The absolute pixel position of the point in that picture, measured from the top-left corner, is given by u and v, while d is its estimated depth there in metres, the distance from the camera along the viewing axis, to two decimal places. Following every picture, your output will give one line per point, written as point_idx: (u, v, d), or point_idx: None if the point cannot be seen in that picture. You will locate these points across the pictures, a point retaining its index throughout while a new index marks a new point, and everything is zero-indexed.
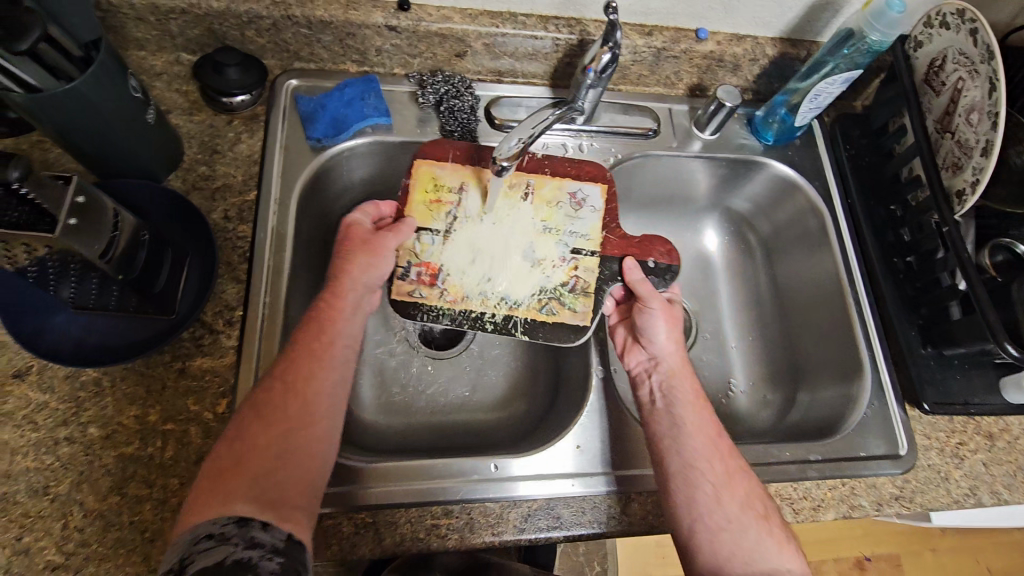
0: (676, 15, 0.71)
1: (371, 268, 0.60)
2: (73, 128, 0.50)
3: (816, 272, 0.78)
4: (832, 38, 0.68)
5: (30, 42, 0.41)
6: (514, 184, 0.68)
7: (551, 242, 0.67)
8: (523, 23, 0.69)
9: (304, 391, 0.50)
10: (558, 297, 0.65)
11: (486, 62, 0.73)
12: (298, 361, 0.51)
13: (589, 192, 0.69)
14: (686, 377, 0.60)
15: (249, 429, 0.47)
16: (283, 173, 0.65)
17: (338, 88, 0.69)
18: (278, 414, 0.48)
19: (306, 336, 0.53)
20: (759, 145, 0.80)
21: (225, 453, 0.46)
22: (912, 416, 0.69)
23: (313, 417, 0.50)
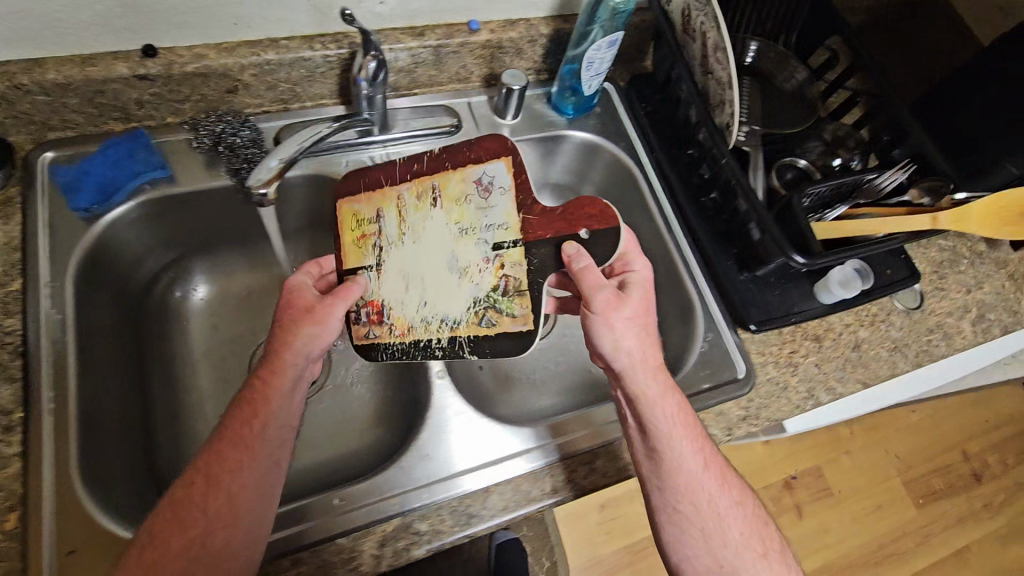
0: (442, 12, 0.71)
1: (315, 335, 0.59)
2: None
3: (641, 229, 0.82)
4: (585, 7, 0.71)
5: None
6: (420, 194, 0.64)
7: (471, 244, 0.61)
8: (287, 46, 0.67)
9: (234, 475, 0.51)
10: (493, 304, 0.60)
11: (265, 93, 0.70)
12: (239, 436, 0.53)
13: (494, 173, 0.61)
14: (659, 398, 0.57)
15: (161, 534, 0.47)
16: (52, 253, 0.60)
17: (101, 149, 0.64)
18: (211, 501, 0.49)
19: (247, 411, 0.54)
20: (563, 120, 0.83)
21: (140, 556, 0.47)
22: (747, 338, 0.73)
23: (254, 497, 0.51)
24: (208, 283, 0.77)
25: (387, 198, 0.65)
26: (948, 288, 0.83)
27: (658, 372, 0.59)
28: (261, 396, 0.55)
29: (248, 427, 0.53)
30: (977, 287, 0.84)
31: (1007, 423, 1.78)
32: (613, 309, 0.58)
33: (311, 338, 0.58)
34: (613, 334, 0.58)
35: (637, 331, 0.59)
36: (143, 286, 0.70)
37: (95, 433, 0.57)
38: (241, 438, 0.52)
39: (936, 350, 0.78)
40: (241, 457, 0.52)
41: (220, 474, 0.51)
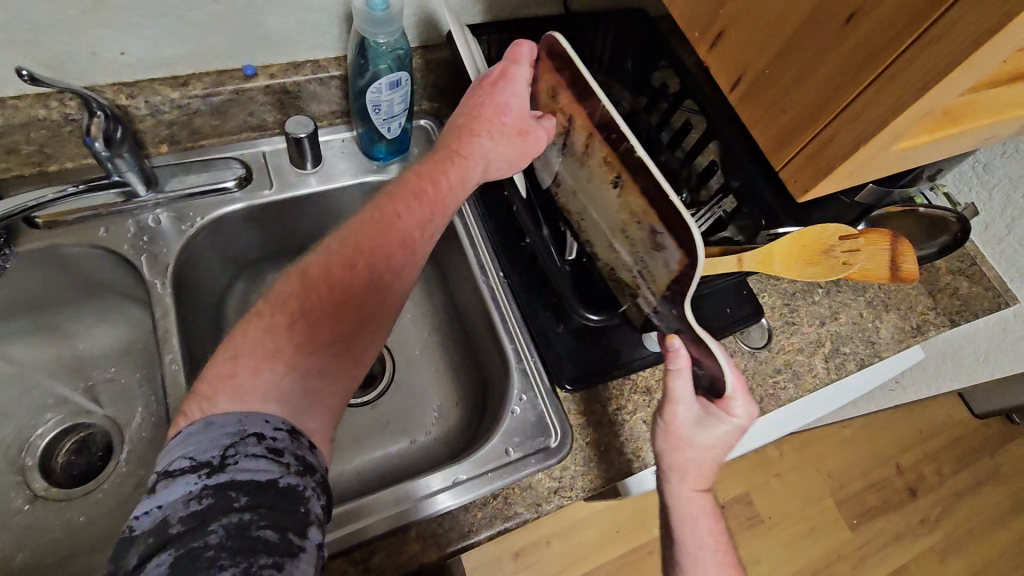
0: (205, 59, 0.65)
1: (493, 141, 0.59)
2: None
3: (464, 278, 0.76)
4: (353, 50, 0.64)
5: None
6: (607, 165, 0.54)
7: (625, 248, 0.58)
8: (14, 106, 0.60)
9: (370, 305, 0.49)
10: (631, 288, 0.60)
11: (7, 157, 0.63)
12: (333, 280, 0.48)
13: (668, 245, 0.51)
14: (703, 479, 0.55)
15: (324, 314, 0.47)
16: None
17: None
18: (316, 326, 0.46)
19: (377, 249, 0.50)
20: (376, 164, 0.76)
21: (297, 339, 0.45)
22: (565, 397, 0.66)
23: (372, 318, 0.50)
24: None
25: (581, 120, 0.56)
26: (801, 321, 0.77)
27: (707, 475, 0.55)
28: (332, 260, 0.48)
29: (400, 251, 0.51)
30: (833, 318, 0.78)
31: (944, 432, 1.73)
32: (685, 428, 0.54)
33: (440, 190, 0.56)
34: (674, 447, 0.55)
35: (711, 456, 0.54)
36: None
37: None
38: (378, 265, 0.50)
39: (783, 394, 0.72)
40: (353, 291, 0.48)
41: (321, 320, 0.47)
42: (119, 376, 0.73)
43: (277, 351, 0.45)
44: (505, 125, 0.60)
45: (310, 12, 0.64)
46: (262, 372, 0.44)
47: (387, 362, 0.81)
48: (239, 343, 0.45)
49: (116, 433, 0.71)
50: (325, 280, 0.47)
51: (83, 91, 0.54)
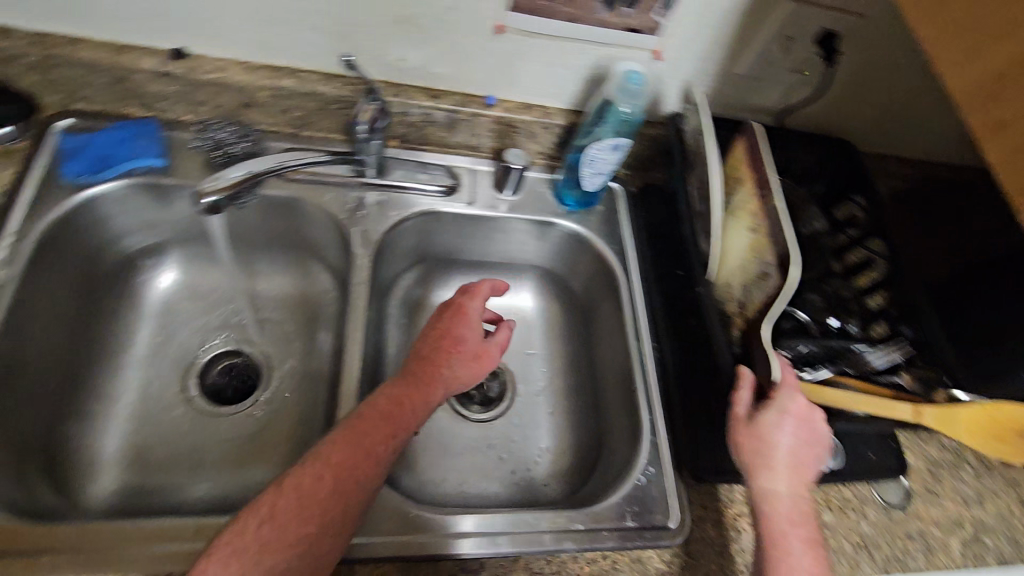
0: (461, 82, 0.74)
1: (458, 370, 0.64)
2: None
3: (614, 333, 0.78)
4: (594, 109, 0.71)
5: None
6: (750, 206, 0.64)
7: (739, 275, 0.65)
8: (305, 78, 0.70)
9: (356, 481, 0.52)
10: (730, 309, 0.67)
11: (278, 115, 0.73)
12: (320, 466, 0.51)
13: (772, 275, 0.60)
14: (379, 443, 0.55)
15: (306, 494, 0.50)
16: (30, 210, 0.63)
17: (112, 128, 0.68)
18: (307, 500, 0.49)
19: (362, 442, 0.54)
20: (562, 209, 0.82)
21: (284, 508, 0.49)
22: (690, 486, 0.65)
23: (354, 494, 0.52)
24: (177, 272, 0.78)
25: (745, 173, 0.66)
26: (942, 494, 0.72)
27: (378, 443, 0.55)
28: (340, 450, 0.53)
29: (383, 435, 0.55)
30: (978, 502, 0.73)
31: None
32: (752, 424, 0.55)
33: (422, 400, 0.60)
34: (752, 437, 0.55)
35: (788, 450, 0.53)
36: (109, 261, 0.72)
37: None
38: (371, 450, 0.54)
39: (914, 563, 0.66)
40: (335, 475, 0.51)
41: (354, 464, 0.52)
42: (283, 322, 0.80)
43: (266, 535, 0.47)
44: (462, 353, 0.66)
45: (560, 66, 0.72)
46: (264, 548, 0.47)
47: (510, 390, 0.84)
48: (224, 543, 0.46)
49: (265, 371, 0.77)
50: (304, 480, 0.50)
51: (369, 79, 0.64)
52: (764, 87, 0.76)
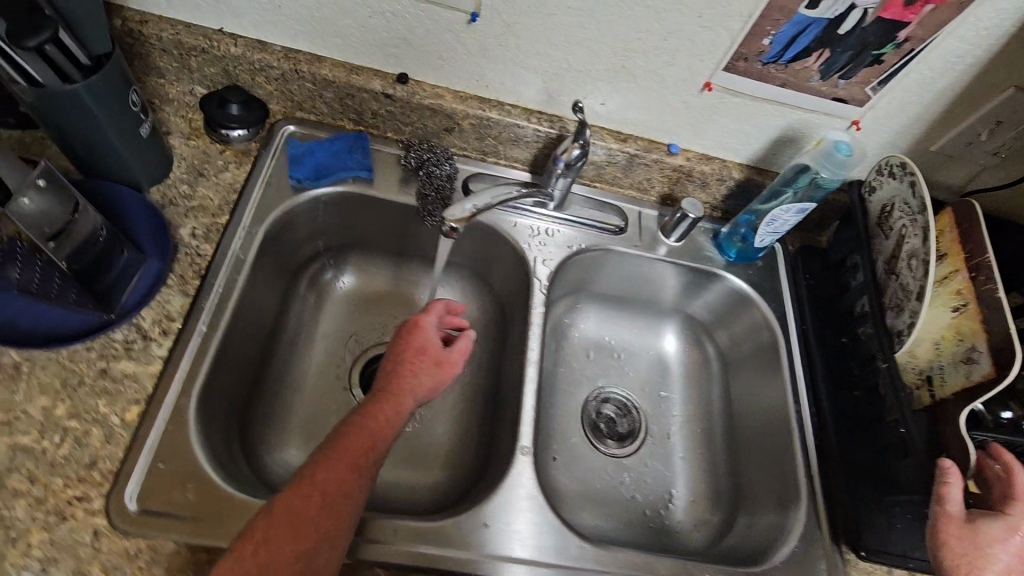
0: (651, 129, 0.76)
1: (421, 377, 0.62)
2: (56, 117, 0.53)
3: (765, 389, 0.79)
4: (788, 170, 0.72)
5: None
6: (955, 287, 0.63)
7: (932, 356, 0.64)
8: (508, 111, 0.74)
9: (340, 501, 0.50)
10: (922, 387, 0.65)
11: (472, 141, 0.78)
12: (311, 487, 0.50)
13: (982, 362, 0.58)
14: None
15: (281, 517, 0.47)
16: (258, 205, 0.69)
17: (330, 139, 0.74)
18: (299, 525, 0.47)
19: (334, 467, 0.51)
20: (722, 260, 0.83)
21: (272, 532, 0.47)
22: (849, 560, 0.66)
23: (339, 514, 0.50)
24: (356, 273, 0.83)
25: (954, 253, 0.65)
26: None
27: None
28: (320, 466, 0.51)
29: (358, 452, 0.53)
30: None
31: None
32: (964, 525, 0.55)
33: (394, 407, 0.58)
34: (961, 537, 0.55)
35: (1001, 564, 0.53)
36: (303, 257, 0.78)
37: (219, 371, 0.62)
38: (355, 464, 0.53)
39: None
40: (321, 495, 0.49)
41: (336, 480, 0.51)
42: None
43: (256, 558, 0.45)
44: (425, 361, 0.64)
45: (753, 126, 0.74)
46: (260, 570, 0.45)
47: (642, 428, 0.86)
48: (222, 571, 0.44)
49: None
50: (293, 500, 0.48)
51: (581, 118, 0.66)
52: (953, 166, 0.75)
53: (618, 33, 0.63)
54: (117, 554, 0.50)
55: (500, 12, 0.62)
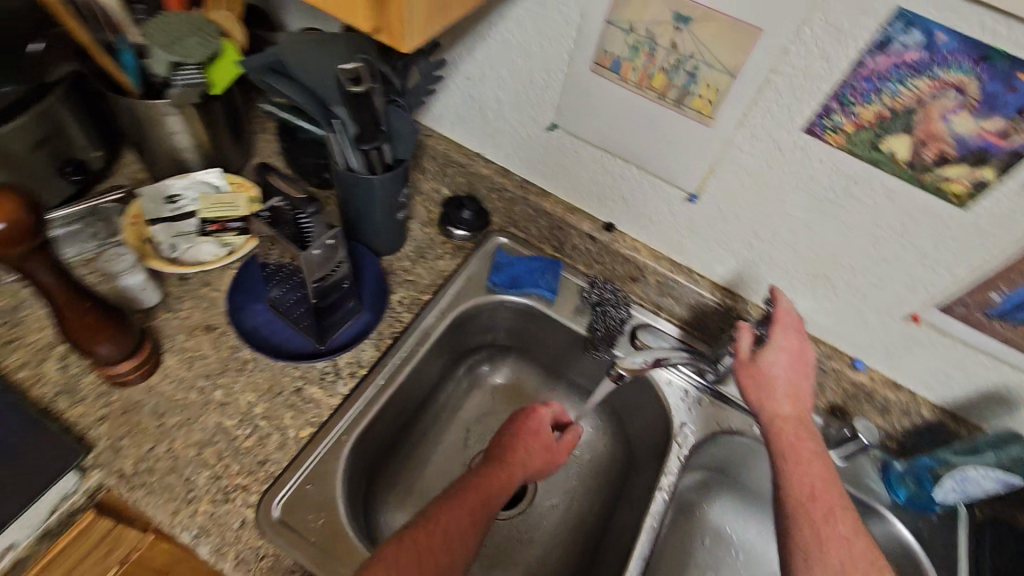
0: (838, 337, 0.74)
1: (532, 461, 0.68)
2: (349, 192, 0.69)
3: None
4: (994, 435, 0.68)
5: (364, 87, 0.54)
6: None
7: None
8: (696, 279, 0.78)
9: (462, 539, 0.57)
10: None
11: (652, 295, 0.82)
12: (433, 528, 0.56)
13: None
14: (769, 396, 0.65)
15: (400, 551, 0.53)
16: (456, 295, 0.79)
17: (529, 258, 0.84)
18: (421, 554, 0.54)
19: (449, 510, 0.59)
20: (887, 498, 0.75)
21: (402, 554, 0.53)
22: None
23: (462, 544, 0.57)
24: (507, 375, 0.89)
25: None
26: None
27: (772, 402, 0.65)
28: (445, 515, 0.58)
29: (467, 509, 0.59)
30: None
31: None
32: None
33: (507, 484, 0.64)
34: None
35: None
36: (472, 346, 0.85)
37: (379, 421, 0.70)
38: (463, 520, 0.58)
39: None
40: (444, 538, 0.56)
41: (453, 523, 0.57)
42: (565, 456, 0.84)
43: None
44: (539, 443, 0.69)
45: (958, 371, 0.69)
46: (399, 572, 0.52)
47: None
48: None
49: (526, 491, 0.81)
50: (418, 537, 0.55)
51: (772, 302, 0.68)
52: None
53: (831, 245, 0.65)
54: (250, 549, 0.55)
55: (719, 200, 0.69)
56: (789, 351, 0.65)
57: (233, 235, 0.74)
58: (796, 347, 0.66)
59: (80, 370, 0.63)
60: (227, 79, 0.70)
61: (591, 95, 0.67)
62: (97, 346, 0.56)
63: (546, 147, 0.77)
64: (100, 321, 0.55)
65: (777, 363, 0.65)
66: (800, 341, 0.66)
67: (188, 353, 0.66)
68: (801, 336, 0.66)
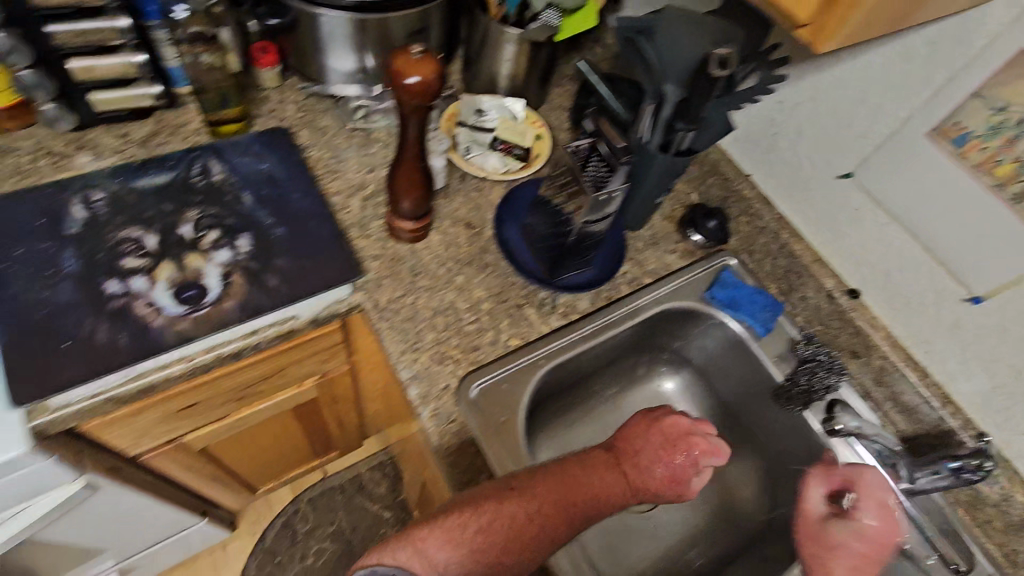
0: None
1: (657, 472, 0.60)
2: None
3: None
4: None
5: (725, 70, 0.59)
6: None
7: None
8: (928, 384, 0.72)
9: (541, 529, 0.52)
10: None
11: (869, 380, 0.76)
12: (514, 507, 0.52)
13: None
14: (831, 564, 0.58)
15: (471, 514, 0.50)
16: (673, 291, 0.80)
17: (755, 288, 0.80)
18: (496, 529, 0.51)
19: (546, 491, 0.55)
20: None
21: (476, 519, 0.50)
22: None
23: (536, 538, 0.52)
24: (678, 387, 0.88)
25: None
26: None
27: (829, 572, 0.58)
28: (534, 501, 0.53)
29: (559, 505, 0.54)
30: None
31: None
32: None
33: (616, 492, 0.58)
34: None
35: None
36: (661, 346, 0.86)
37: (568, 365, 0.75)
38: (546, 515, 0.53)
39: None
40: (522, 526, 0.52)
41: (538, 512, 0.53)
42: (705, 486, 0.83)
43: (455, 530, 0.49)
44: (671, 461, 0.61)
45: None
46: (465, 533, 0.49)
47: None
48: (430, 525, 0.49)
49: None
50: (498, 508, 0.52)
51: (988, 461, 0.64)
52: None
53: None
54: (445, 410, 0.63)
55: (1005, 313, 0.63)
56: (859, 537, 0.59)
57: (515, 159, 0.84)
58: (867, 532, 0.59)
59: (372, 214, 0.76)
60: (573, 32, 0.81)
61: (910, 157, 0.65)
62: (402, 198, 0.68)
63: (828, 191, 0.76)
64: (416, 178, 0.66)
65: (849, 544, 0.59)
66: (874, 530, 0.59)
67: (449, 237, 0.77)
68: (892, 522, 0.60)
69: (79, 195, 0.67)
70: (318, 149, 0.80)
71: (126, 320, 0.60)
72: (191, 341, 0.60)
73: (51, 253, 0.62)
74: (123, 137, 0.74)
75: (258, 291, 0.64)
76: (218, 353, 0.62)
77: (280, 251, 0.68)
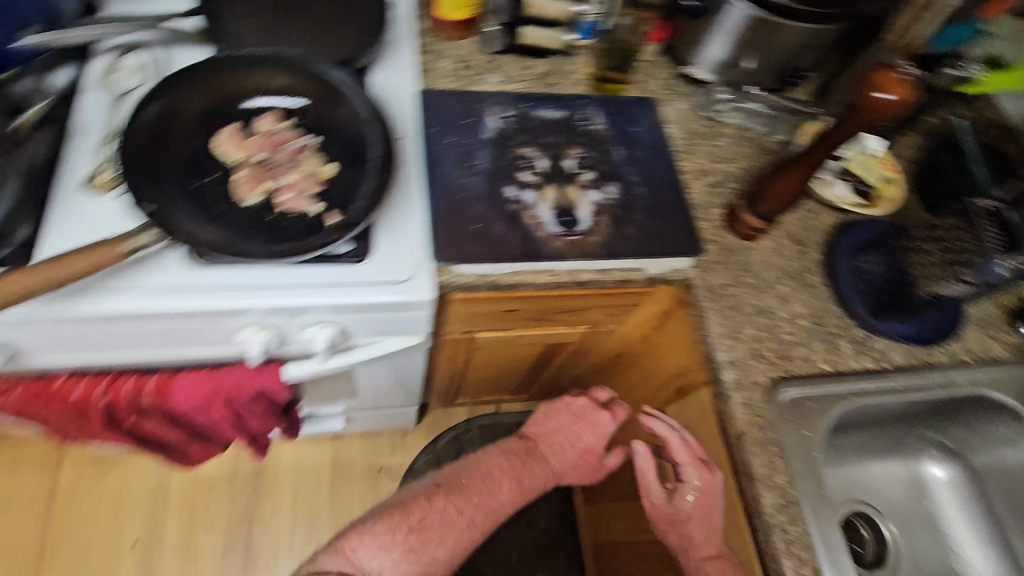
0: None
1: (569, 432, 0.77)
2: None
3: None
4: None
5: None
6: None
7: None
8: None
9: (487, 499, 0.70)
10: None
11: None
12: (438, 502, 0.68)
13: None
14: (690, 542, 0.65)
15: (395, 516, 0.66)
16: (996, 381, 0.74)
17: None
18: (428, 529, 0.66)
19: (472, 474, 0.72)
20: None
21: (384, 519, 0.66)
22: None
23: (484, 511, 0.69)
24: (942, 476, 0.83)
25: None
26: None
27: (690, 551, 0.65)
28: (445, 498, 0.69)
29: (483, 482, 0.71)
30: None
31: None
32: None
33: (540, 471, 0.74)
34: None
35: None
36: (944, 429, 0.80)
37: (860, 414, 0.73)
38: (456, 507, 0.68)
39: None
40: (464, 509, 0.68)
41: (443, 501, 0.68)
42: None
43: (393, 520, 0.66)
44: (576, 450, 0.76)
45: None
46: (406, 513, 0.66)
47: None
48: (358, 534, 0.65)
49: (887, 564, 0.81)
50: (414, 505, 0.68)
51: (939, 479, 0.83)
52: None
53: None
54: (756, 404, 0.67)
55: None
56: (692, 499, 0.66)
57: (860, 195, 0.83)
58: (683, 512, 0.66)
59: (714, 202, 0.79)
60: (992, 83, 0.86)
61: None
62: (768, 198, 0.72)
63: None
64: (796, 189, 0.71)
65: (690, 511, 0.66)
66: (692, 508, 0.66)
67: (781, 247, 0.78)
68: (711, 471, 0.67)
69: (493, 108, 0.77)
70: (676, 128, 0.85)
71: (518, 223, 0.69)
72: (565, 259, 0.69)
73: (468, 148, 0.73)
74: (525, 69, 0.83)
75: (619, 237, 0.72)
76: (576, 275, 0.70)
77: (640, 209, 0.75)
